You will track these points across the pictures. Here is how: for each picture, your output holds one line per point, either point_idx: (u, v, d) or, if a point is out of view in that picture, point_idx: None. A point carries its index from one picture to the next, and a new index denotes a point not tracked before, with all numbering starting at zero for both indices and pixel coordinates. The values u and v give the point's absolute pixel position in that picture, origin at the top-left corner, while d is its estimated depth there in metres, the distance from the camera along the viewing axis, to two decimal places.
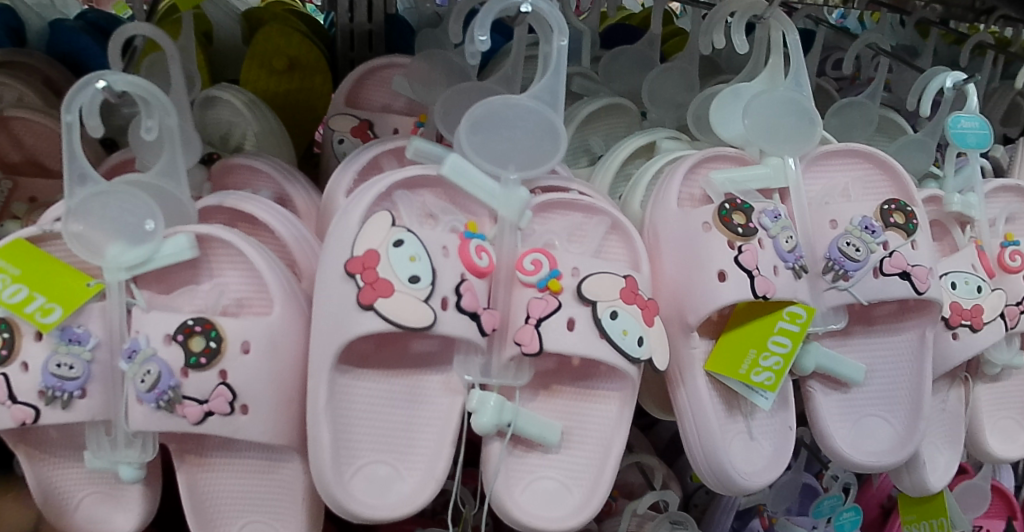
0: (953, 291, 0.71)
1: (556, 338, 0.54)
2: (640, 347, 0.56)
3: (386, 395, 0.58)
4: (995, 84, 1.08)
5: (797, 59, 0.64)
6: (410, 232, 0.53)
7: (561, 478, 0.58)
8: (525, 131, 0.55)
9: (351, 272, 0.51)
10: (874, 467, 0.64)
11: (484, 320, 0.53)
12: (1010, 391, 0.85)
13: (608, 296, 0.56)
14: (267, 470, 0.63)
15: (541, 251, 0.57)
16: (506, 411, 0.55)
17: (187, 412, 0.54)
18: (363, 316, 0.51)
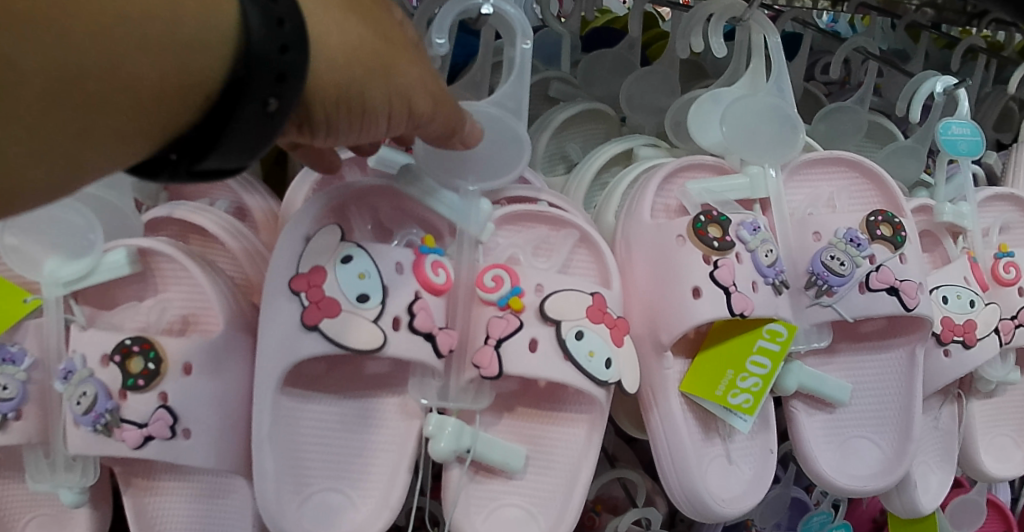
0: (944, 305, 0.67)
1: (516, 361, 0.51)
2: (606, 369, 0.53)
3: (337, 421, 0.55)
4: (988, 88, 1.05)
5: (779, 63, 0.61)
6: (362, 247, 0.50)
7: (525, 505, 0.55)
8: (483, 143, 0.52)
9: (296, 290, 0.48)
10: (859, 492, 0.61)
11: (440, 340, 0.50)
12: (1004, 407, 0.82)
13: (572, 317, 0.53)
14: (218, 493, 0.61)
15: (503, 267, 0.54)
16: (463, 437, 0.52)
17: (126, 436, 0.51)
18: (307, 336, 0.48)
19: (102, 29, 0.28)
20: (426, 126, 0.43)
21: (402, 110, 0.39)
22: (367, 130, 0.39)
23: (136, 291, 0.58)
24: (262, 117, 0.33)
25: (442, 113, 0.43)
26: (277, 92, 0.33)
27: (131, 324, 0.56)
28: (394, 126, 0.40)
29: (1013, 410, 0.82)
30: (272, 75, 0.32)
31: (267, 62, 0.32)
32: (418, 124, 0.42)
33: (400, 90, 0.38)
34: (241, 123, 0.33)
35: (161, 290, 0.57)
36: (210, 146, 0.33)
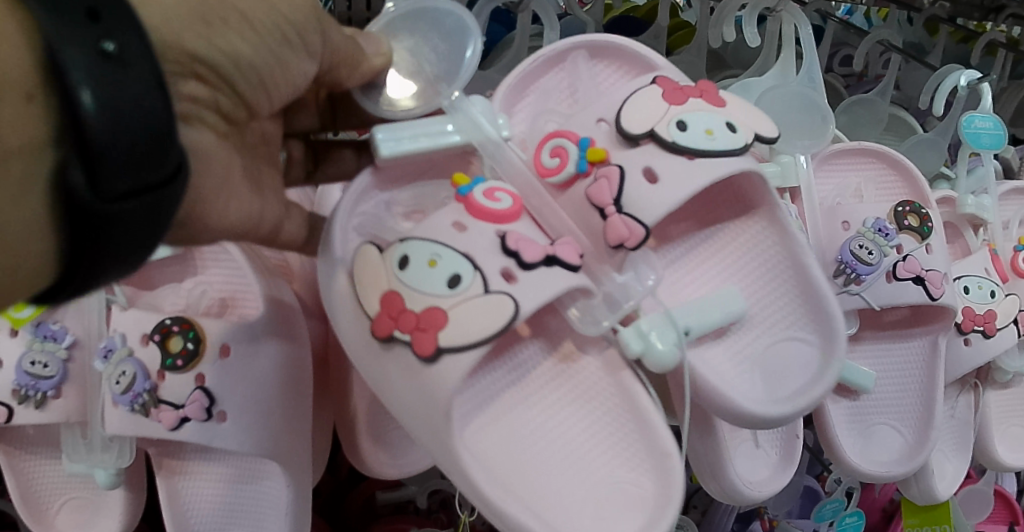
0: (966, 296, 0.68)
1: (650, 207, 0.48)
2: (734, 131, 0.51)
3: (529, 413, 0.51)
4: (1005, 83, 1.05)
5: (810, 53, 0.62)
6: (407, 240, 0.46)
7: (783, 335, 0.54)
8: (426, 45, 0.51)
9: (387, 335, 0.44)
10: (883, 478, 0.63)
11: (562, 252, 0.47)
12: (1020, 397, 0.83)
13: (660, 115, 0.52)
14: (247, 479, 0.59)
15: (552, 139, 0.52)
16: (669, 329, 0.48)
17: (163, 417, 0.51)
18: (437, 365, 0.43)
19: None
20: (334, 43, 0.43)
21: (274, 10, 0.38)
22: (263, 44, 0.38)
23: (174, 273, 0.58)
24: (107, 62, 0.28)
25: (321, 16, 0.42)
26: (105, 32, 0.28)
27: (170, 306, 0.57)
28: (289, 34, 0.39)
29: None
30: (82, 12, 0.28)
31: (67, 12, 0.27)
32: (315, 27, 0.41)
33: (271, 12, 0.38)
34: (104, 98, 0.27)
35: (200, 273, 0.58)
36: (97, 155, 0.28)
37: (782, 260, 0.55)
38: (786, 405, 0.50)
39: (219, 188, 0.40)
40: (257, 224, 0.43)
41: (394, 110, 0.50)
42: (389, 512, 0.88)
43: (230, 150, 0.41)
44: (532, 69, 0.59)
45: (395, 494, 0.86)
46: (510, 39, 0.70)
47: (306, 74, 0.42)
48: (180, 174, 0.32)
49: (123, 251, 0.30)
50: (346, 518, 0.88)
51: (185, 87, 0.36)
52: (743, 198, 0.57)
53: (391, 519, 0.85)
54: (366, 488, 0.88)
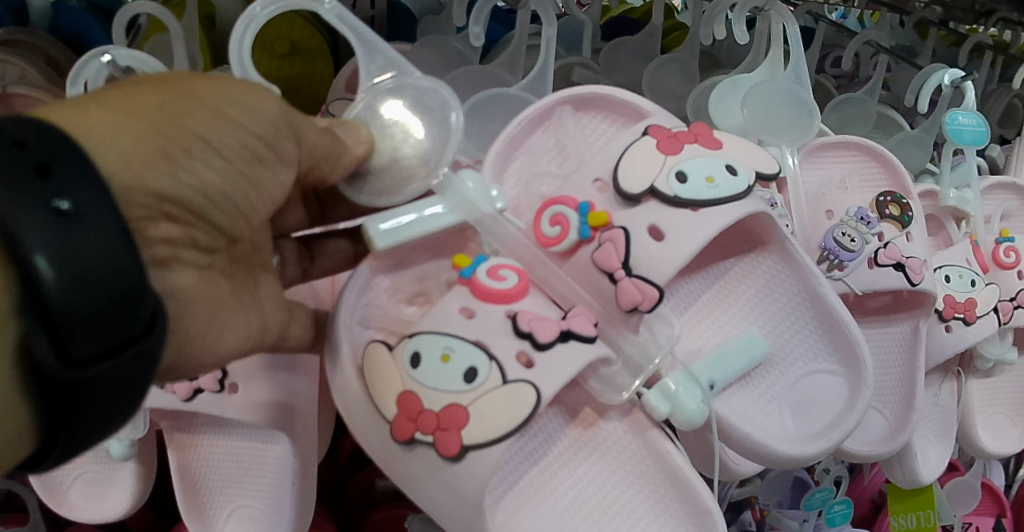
0: (947, 284, 0.71)
1: (657, 262, 0.48)
2: (735, 175, 0.52)
3: (564, 484, 0.52)
4: (994, 85, 1.07)
5: (797, 51, 0.65)
6: (416, 335, 0.46)
7: (805, 371, 0.57)
8: (410, 127, 0.47)
9: (409, 438, 0.44)
10: (867, 458, 0.65)
11: (577, 325, 0.47)
12: (1002, 386, 0.86)
13: (658, 167, 0.51)
14: (248, 454, 0.61)
15: (550, 206, 0.51)
16: (693, 386, 0.50)
17: (177, 389, 0.55)
18: (463, 462, 0.43)
19: None
20: (311, 142, 0.41)
21: (241, 128, 0.37)
22: (235, 171, 0.37)
23: None
24: (62, 221, 0.28)
25: (293, 121, 0.40)
26: (59, 190, 0.28)
27: None
28: (260, 150, 0.38)
29: (1011, 389, 0.86)
30: (31, 168, 0.28)
31: (17, 178, 0.27)
32: (288, 135, 0.39)
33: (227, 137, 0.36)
34: (56, 261, 0.27)
35: None
36: (67, 330, 0.28)
37: (800, 304, 0.57)
38: (820, 444, 0.54)
39: (211, 314, 0.40)
40: (263, 332, 0.45)
41: (378, 200, 0.47)
42: (387, 498, 0.90)
43: (214, 277, 0.40)
44: (519, 130, 0.57)
45: None
46: (510, 37, 0.73)
47: (283, 185, 0.40)
48: (157, 322, 0.31)
49: (102, 409, 0.30)
50: (346, 505, 0.89)
51: (156, 229, 0.34)
52: (752, 233, 0.58)
53: (389, 505, 0.86)
54: (363, 478, 0.88)
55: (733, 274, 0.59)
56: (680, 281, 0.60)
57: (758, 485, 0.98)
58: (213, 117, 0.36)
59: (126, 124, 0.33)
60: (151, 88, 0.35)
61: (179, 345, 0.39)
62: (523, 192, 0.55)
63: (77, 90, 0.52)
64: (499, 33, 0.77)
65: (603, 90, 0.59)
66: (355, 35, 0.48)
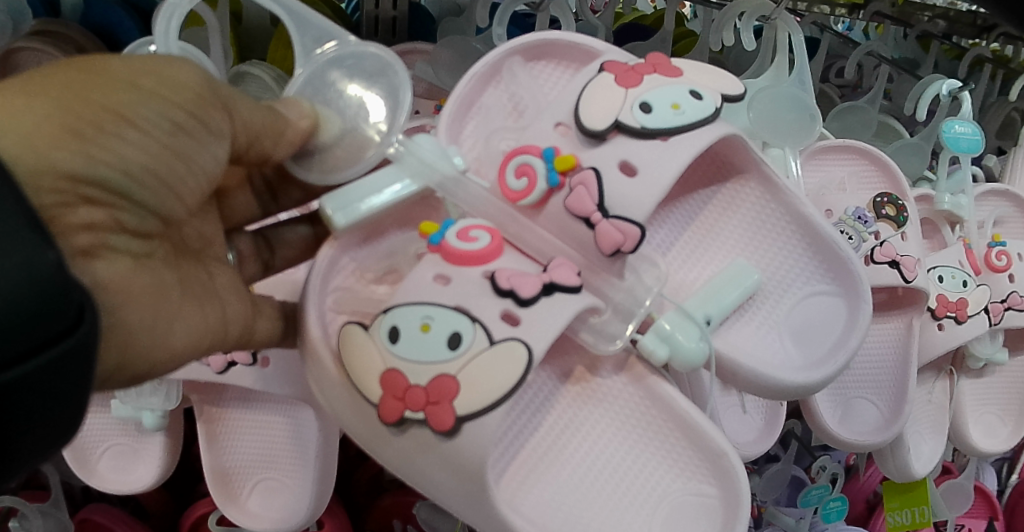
0: (940, 284, 0.75)
1: (633, 202, 0.49)
2: (700, 99, 0.53)
3: (576, 443, 0.52)
4: (992, 99, 1.11)
5: (802, 60, 0.69)
6: (392, 309, 0.46)
7: (802, 297, 0.59)
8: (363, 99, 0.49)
9: (399, 418, 0.44)
10: (862, 446, 0.70)
11: (559, 276, 0.47)
12: (995, 387, 0.89)
13: (621, 101, 0.53)
14: (266, 426, 0.65)
15: (514, 157, 0.52)
16: (690, 327, 0.51)
17: (212, 361, 0.59)
18: (459, 436, 0.44)
19: None
20: (245, 117, 0.42)
21: (161, 101, 0.37)
22: (155, 143, 0.37)
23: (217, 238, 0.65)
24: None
25: (222, 93, 0.41)
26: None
27: None
28: (184, 121, 0.38)
29: (1002, 390, 0.89)
30: None
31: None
32: (215, 105, 0.40)
33: (145, 112, 0.36)
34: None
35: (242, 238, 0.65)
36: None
37: (794, 231, 0.59)
38: (828, 367, 0.55)
39: (161, 309, 0.40)
40: (224, 326, 0.45)
41: (329, 176, 0.49)
42: (395, 486, 0.91)
43: (155, 266, 0.40)
44: (470, 89, 0.58)
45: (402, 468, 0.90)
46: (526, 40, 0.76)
47: (215, 157, 0.41)
48: (85, 316, 0.30)
49: (41, 407, 0.29)
50: (353, 492, 0.91)
51: (77, 215, 0.34)
52: (727, 163, 0.60)
53: (398, 491, 0.88)
54: (375, 464, 0.90)
55: (713, 207, 0.61)
56: (658, 223, 0.61)
57: (756, 482, 1.01)
58: (125, 90, 0.36)
59: (39, 105, 0.33)
60: (60, 69, 0.35)
61: (122, 342, 0.38)
62: (483, 152, 0.55)
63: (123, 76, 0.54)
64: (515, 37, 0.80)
65: (550, 36, 0.59)
66: (291, 20, 0.50)
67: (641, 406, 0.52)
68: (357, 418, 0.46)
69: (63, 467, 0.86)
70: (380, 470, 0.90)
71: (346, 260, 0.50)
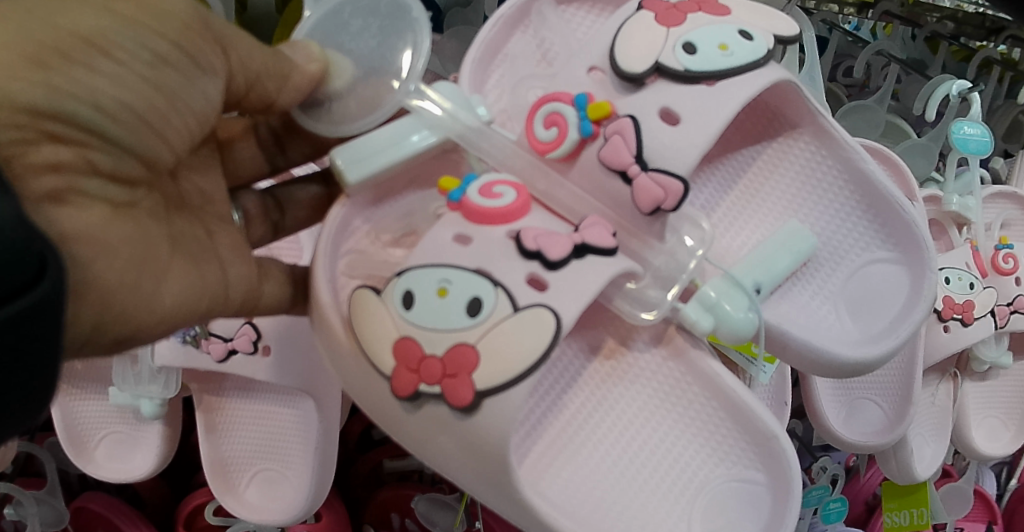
0: (947, 286, 0.75)
1: (675, 150, 0.48)
2: (749, 39, 0.51)
3: (608, 428, 0.51)
4: (999, 101, 1.10)
5: (813, 59, 0.68)
6: (406, 273, 0.45)
7: (863, 262, 0.58)
8: (376, 43, 0.49)
9: (413, 392, 0.43)
10: (865, 448, 0.71)
11: (591, 237, 0.46)
12: (1000, 390, 0.89)
13: (661, 42, 0.51)
14: (267, 417, 0.64)
15: (545, 105, 0.50)
16: (739, 296, 0.51)
17: (212, 349, 0.58)
18: (479, 412, 0.42)
19: None
20: (242, 57, 0.42)
21: (143, 31, 0.37)
22: (133, 77, 0.36)
23: None
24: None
25: (213, 28, 0.41)
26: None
27: None
28: (167, 53, 0.38)
29: (1006, 394, 0.89)
30: None
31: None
32: (201, 36, 0.39)
33: (123, 45, 0.36)
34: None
35: None
36: None
37: (856, 191, 0.58)
38: (889, 340, 0.56)
39: (148, 259, 0.40)
40: (225, 291, 0.45)
41: (339, 127, 0.48)
42: (393, 479, 0.91)
43: (139, 215, 0.40)
44: (495, 34, 0.58)
45: (401, 462, 0.90)
46: None
47: (205, 93, 0.40)
48: (48, 269, 0.29)
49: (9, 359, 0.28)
50: (351, 484, 0.91)
51: (40, 152, 0.34)
52: (780, 114, 0.58)
53: (397, 484, 0.87)
54: (374, 456, 0.90)
55: (766, 160, 0.59)
56: (703, 178, 0.60)
57: None
58: (101, 16, 0.35)
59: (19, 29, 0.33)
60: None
61: (101, 297, 0.37)
62: (509, 102, 0.56)
63: None
64: None
65: None
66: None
67: (682, 387, 0.52)
68: (368, 391, 0.45)
69: (61, 453, 0.86)
70: (378, 463, 0.89)
71: (360, 222, 0.50)
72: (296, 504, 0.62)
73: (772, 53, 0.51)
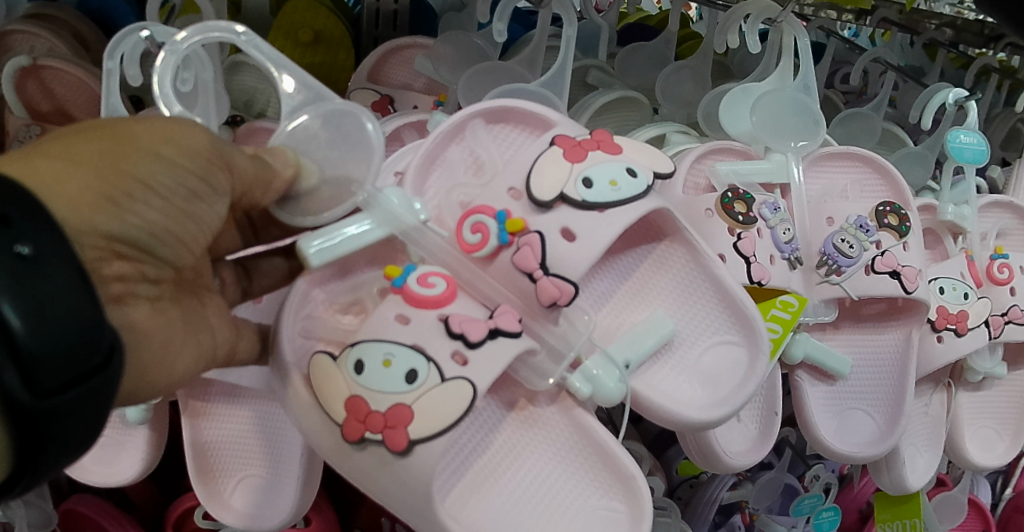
0: (941, 295, 0.75)
1: (571, 263, 0.51)
2: (635, 176, 0.54)
3: (502, 462, 0.53)
4: (998, 109, 1.09)
5: (807, 63, 0.68)
6: (358, 343, 0.47)
7: (712, 342, 0.59)
8: (341, 145, 0.46)
9: (359, 438, 0.45)
10: (856, 458, 0.69)
11: (504, 322, 0.48)
12: (993, 401, 0.88)
13: (565, 175, 0.53)
14: (252, 428, 0.64)
15: (470, 216, 0.52)
16: (611, 367, 0.53)
17: None
18: (412, 456, 0.45)
19: None
20: (241, 169, 0.40)
21: (179, 167, 0.36)
22: (174, 209, 0.36)
23: None
24: (24, 265, 0.26)
25: (225, 153, 0.39)
26: (17, 236, 0.27)
27: None
28: (197, 187, 0.37)
29: (999, 405, 0.88)
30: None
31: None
32: (220, 167, 0.38)
33: (165, 185, 0.35)
34: (28, 309, 0.26)
35: None
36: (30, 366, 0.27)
37: (703, 277, 0.60)
38: (725, 408, 0.56)
39: (159, 360, 0.38)
40: (213, 349, 0.43)
41: (310, 219, 0.46)
42: None
43: (166, 308, 0.38)
44: (435, 143, 0.57)
45: None
46: (528, 39, 0.76)
47: (220, 216, 0.39)
48: (116, 355, 0.30)
49: (70, 440, 0.29)
50: (343, 490, 0.90)
51: (110, 269, 0.34)
52: (655, 227, 0.61)
53: None
54: None
55: (647, 267, 0.61)
56: (598, 276, 0.61)
57: (751, 489, 0.99)
58: (149, 160, 0.35)
59: (69, 170, 0.32)
60: (90, 139, 0.34)
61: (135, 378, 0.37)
62: (444, 199, 0.54)
63: (115, 62, 0.54)
64: (517, 35, 0.80)
65: (512, 101, 0.59)
66: (277, 64, 0.47)
67: (561, 428, 0.54)
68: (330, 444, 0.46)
69: None
70: None
71: (318, 291, 0.51)
72: (286, 507, 0.61)
73: (653, 186, 0.54)
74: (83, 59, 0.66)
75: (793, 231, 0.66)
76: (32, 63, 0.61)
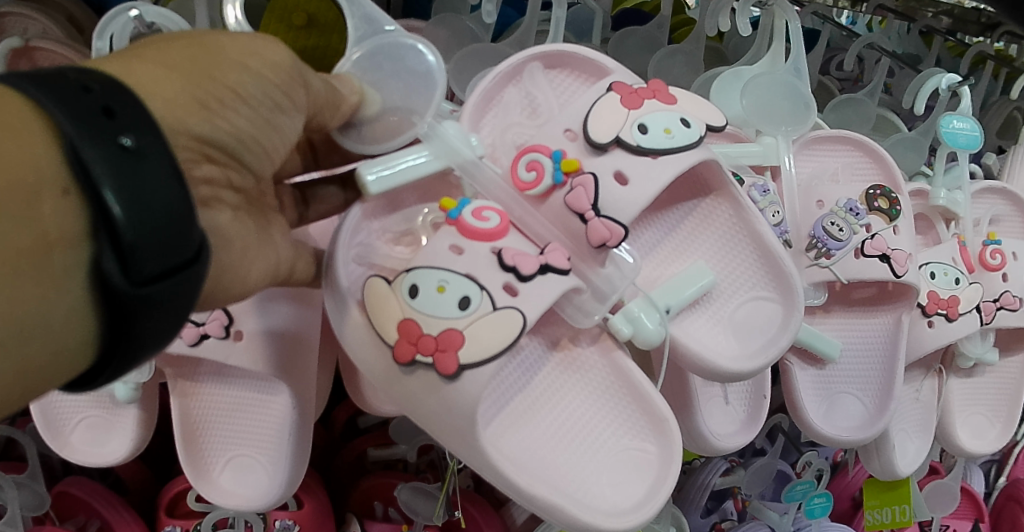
0: (931, 280, 0.75)
1: (620, 205, 0.53)
2: (689, 127, 0.56)
3: (543, 400, 0.55)
4: (995, 97, 1.08)
5: (799, 45, 0.68)
6: (414, 269, 0.49)
7: (750, 296, 0.61)
8: (396, 78, 0.48)
9: (410, 360, 0.47)
10: (842, 442, 0.69)
11: (553, 259, 0.50)
12: (985, 387, 0.88)
13: (622, 120, 0.55)
14: (238, 409, 0.64)
15: (525, 154, 0.54)
16: (653, 310, 0.55)
17: (184, 333, 0.58)
18: (460, 380, 0.47)
19: (43, 260, 0.29)
20: (316, 90, 0.42)
21: (263, 79, 0.38)
22: (258, 118, 0.38)
23: None
24: (126, 156, 0.30)
25: (305, 75, 0.41)
26: (122, 128, 0.30)
27: None
28: (278, 100, 0.39)
29: (993, 391, 0.88)
30: (97, 108, 0.30)
31: (85, 115, 0.30)
32: (300, 84, 0.40)
33: (249, 93, 0.38)
34: (126, 197, 0.30)
35: None
36: (134, 250, 0.30)
37: (746, 233, 0.61)
38: (759, 360, 0.57)
39: (237, 262, 0.41)
40: (275, 269, 0.45)
41: (361, 147, 0.49)
42: (377, 468, 0.90)
43: (242, 219, 0.41)
44: (492, 85, 0.59)
45: (385, 451, 0.89)
46: (519, 23, 0.75)
47: (294, 133, 0.41)
48: (203, 254, 0.33)
49: (162, 322, 0.32)
50: (336, 474, 0.90)
51: (200, 171, 0.37)
52: (701, 180, 0.63)
53: (380, 473, 0.87)
54: (357, 446, 0.89)
55: (690, 220, 0.63)
56: (641, 226, 0.63)
57: (743, 476, 0.99)
58: (238, 69, 0.37)
59: (166, 77, 0.35)
60: (181, 46, 0.36)
61: (214, 283, 0.40)
62: (499, 139, 0.58)
63: (105, 43, 0.54)
64: (510, 18, 0.79)
65: (570, 47, 0.61)
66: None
67: (604, 373, 0.56)
68: None
69: (42, 438, 0.85)
70: (362, 452, 0.89)
71: (373, 222, 0.52)
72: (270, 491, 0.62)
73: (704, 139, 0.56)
74: (76, 42, 0.65)
75: (783, 214, 0.66)
76: (24, 44, 0.60)
